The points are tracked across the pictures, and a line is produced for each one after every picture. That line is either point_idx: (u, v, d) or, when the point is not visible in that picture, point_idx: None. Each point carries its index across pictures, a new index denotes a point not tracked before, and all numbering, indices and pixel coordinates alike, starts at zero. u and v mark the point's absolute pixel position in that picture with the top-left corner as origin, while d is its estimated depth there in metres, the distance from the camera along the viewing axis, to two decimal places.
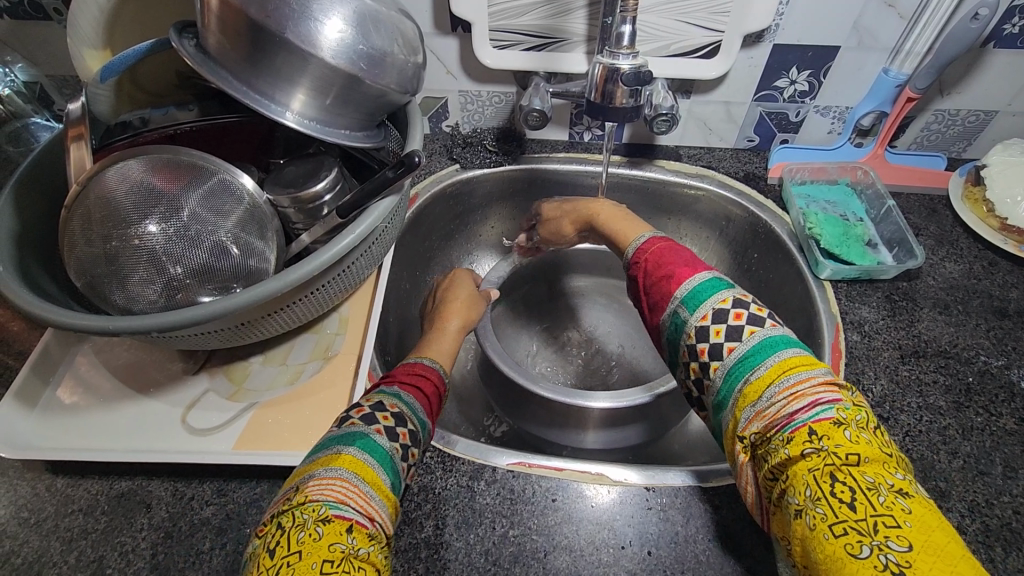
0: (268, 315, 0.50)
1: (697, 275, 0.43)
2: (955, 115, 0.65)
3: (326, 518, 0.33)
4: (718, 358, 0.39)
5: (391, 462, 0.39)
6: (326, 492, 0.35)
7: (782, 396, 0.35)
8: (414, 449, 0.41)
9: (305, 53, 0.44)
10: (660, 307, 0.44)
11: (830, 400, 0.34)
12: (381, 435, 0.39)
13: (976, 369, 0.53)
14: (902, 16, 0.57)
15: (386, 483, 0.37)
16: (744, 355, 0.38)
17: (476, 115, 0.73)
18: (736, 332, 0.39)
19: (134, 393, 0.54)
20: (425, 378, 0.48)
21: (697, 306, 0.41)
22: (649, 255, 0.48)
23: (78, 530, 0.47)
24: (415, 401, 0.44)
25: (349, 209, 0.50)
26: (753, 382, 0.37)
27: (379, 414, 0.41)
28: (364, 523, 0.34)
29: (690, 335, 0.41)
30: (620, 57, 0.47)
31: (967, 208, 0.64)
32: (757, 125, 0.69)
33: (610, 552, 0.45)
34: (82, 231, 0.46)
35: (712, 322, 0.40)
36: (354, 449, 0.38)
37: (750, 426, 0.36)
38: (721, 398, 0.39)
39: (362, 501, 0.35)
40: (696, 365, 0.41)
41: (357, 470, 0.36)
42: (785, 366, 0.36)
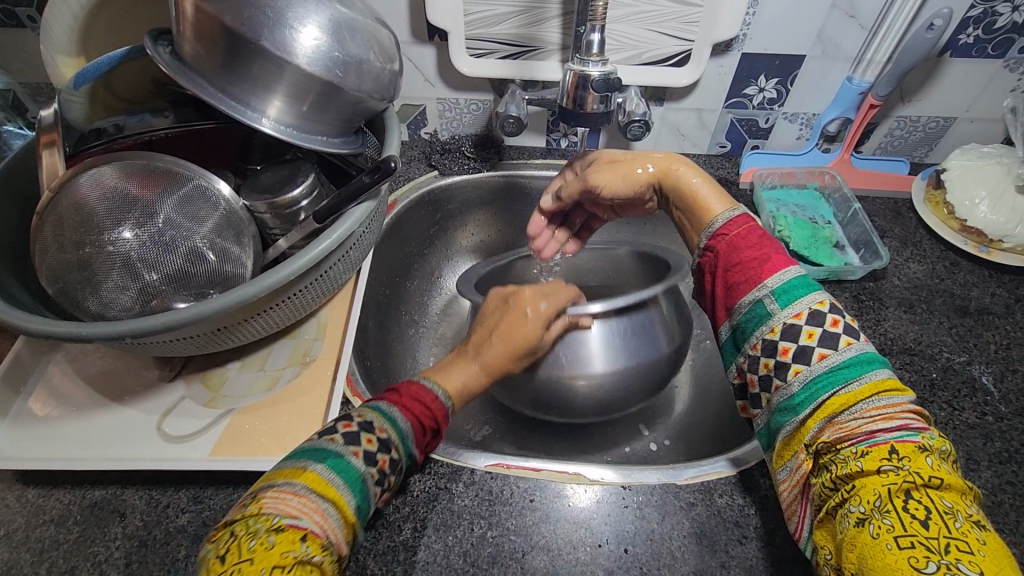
0: (246, 321, 0.50)
1: (791, 268, 0.40)
2: (916, 121, 0.68)
3: (279, 527, 0.30)
4: (803, 362, 0.37)
5: (362, 485, 0.35)
6: (280, 504, 0.31)
7: (870, 414, 0.33)
8: (394, 478, 0.38)
9: (281, 60, 0.45)
10: (742, 289, 0.41)
11: (918, 428, 0.33)
12: (357, 458, 0.36)
13: (939, 365, 0.54)
14: (863, 26, 0.59)
15: (351, 505, 0.34)
16: (839, 365, 0.36)
17: (454, 122, 0.74)
18: (830, 339, 0.37)
19: (109, 401, 0.54)
20: (429, 408, 0.42)
21: (791, 302, 0.39)
22: (734, 233, 0.44)
23: (49, 541, 0.46)
24: (407, 425, 0.39)
25: (326, 214, 0.50)
26: (841, 395, 0.35)
27: (364, 435, 0.37)
28: (321, 536, 0.31)
29: (773, 329, 0.39)
30: (590, 64, 0.47)
31: (930, 211, 0.66)
32: (729, 132, 0.71)
33: (587, 550, 0.45)
34: (54, 237, 0.45)
35: (806, 323, 0.38)
36: (324, 466, 0.34)
37: (821, 435, 0.35)
38: (796, 402, 0.37)
39: (318, 518, 0.32)
40: (771, 362, 0.39)
41: (320, 486, 0.33)
42: (882, 387, 0.34)
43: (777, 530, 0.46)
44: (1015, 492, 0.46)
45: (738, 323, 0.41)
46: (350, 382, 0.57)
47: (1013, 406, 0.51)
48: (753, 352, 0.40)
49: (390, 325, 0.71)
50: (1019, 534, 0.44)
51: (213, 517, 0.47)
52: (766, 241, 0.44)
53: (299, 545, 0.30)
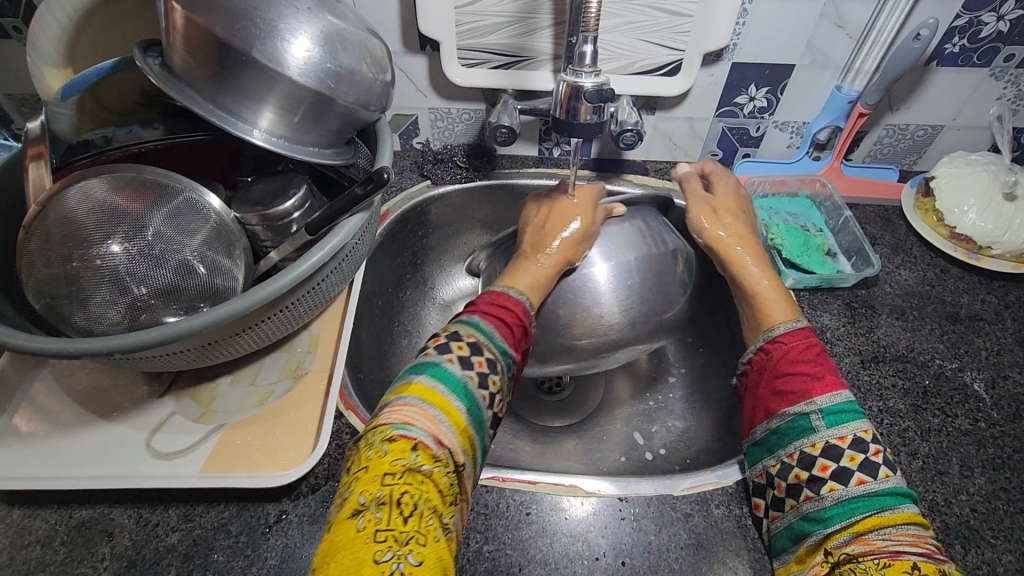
0: (237, 334, 0.50)
1: (842, 392, 0.45)
2: (904, 129, 0.69)
3: (391, 437, 0.36)
4: (841, 481, 0.41)
5: (464, 391, 0.42)
6: (395, 415, 0.38)
7: (898, 538, 0.37)
8: (496, 377, 0.45)
9: (272, 72, 0.44)
10: (790, 398, 0.46)
11: (942, 559, 0.36)
12: (454, 365, 0.43)
13: (932, 372, 0.55)
14: (852, 36, 0.60)
15: (459, 407, 0.41)
16: (873, 493, 0.40)
17: (446, 132, 0.74)
18: (871, 468, 0.41)
19: (97, 417, 0.53)
20: (509, 309, 0.50)
21: (837, 424, 0.43)
22: (789, 344, 0.49)
23: (35, 562, 0.45)
24: (493, 330, 0.48)
25: (318, 226, 0.49)
26: (873, 516, 0.39)
27: (454, 343, 0.45)
28: (431, 446, 0.37)
29: (816, 444, 0.43)
30: (582, 75, 0.46)
31: (919, 218, 0.66)
32: (720, 140, 0.72)
33: (584, 564, 0.45)
34: (41, 251, 0.45)
35: (849, 447, 0.42)
36: (426, 377, 0.42)
37: (846, 545, 0.38)
38: (827, 513, 0.40)
39: (430, 422, 0.38)
40: (805, 474, 0.43)
41: (425, 394, 0.40)
42: (910, 520, 0.38)
43: None
44: (1009, 498, 0.46)
45: (780, 425, 0.46)
46: (343, 395, 0.57)
47: (1005, 412, 0.51)
48: (788, 459, 0.44)
49: (383, 335, 0.71)
50: (1014, 541, 0.44)
51: (204, 535, 0.46)
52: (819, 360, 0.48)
53: (408, 455, 0.35)
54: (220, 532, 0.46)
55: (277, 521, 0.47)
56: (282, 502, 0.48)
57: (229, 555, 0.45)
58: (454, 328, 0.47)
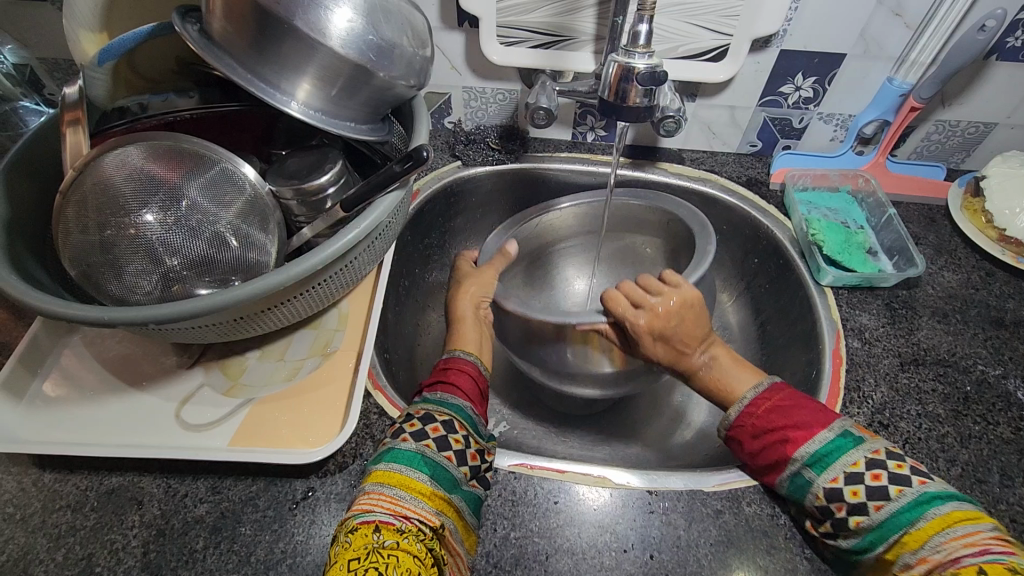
0: (267, 310, 0.49)
1: (825, 432, 0.44)
2: (955, 126, 0.66)
3: (354, 528, 0.37)
4: (881, 499, 0.40)
5: (421, 458, 0.42)
6: (359, 505, 0.39)
7: (947, 544, 0.37)
8: (457, 434, 0.45)
9: (314, 42, 0.43)
10: (774, 466, 0.45)
11: (1003, 552, 0.35)
12: (406, 442, 0.43)
13: (974, 378, 0.53)
14: (909, 25, 0.57)
15: (419, 477, 0.40)
16: (898, 510, 0.39)
17: (479, 112, 0.73)
18: (901, 479, 0.40)
19: (126, 386, 0.53)
20: (464, 375, 0.51)
21: (826, 469, 0.42)
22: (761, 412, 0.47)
23: (66, 527, 0.45)
24: (460, 402, 0.48)
25: (354, 203, 0.48)
26: (914, 532, 0.38)
27: (406, 423, 0.45)
28: (393, 522, 0.37)
29: (819, 496, 0.42)
30: (636, 56, 0.45)
31: (966, 218, 0.64)
32: (761, 130, 0.70)
33: (612, 555, 0.44)
34: (77, 217, 0.44)
35: (845, 484, 0.41)
36: (383, 463, 0.42)
37: (910, 569, 0.38)
38: (869, 544, 0.40)
39: (389, 503, 0.38)
40: (845, 506, 0.41)
41: (388, 478, 0.40)
42: (952, 520, 0.37)
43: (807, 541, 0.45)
44: None
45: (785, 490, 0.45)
46: (371, 374, 0.57)
47: None
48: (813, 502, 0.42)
49: (409, 316, 0.70)
50: None
51: (232, 507, 0.46)
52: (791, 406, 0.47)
53: (371, 536, 0.36)
54: (247, 506, 0.47)
55: (304, 498, 0.47)
56: (310, 479, 0.48)
57: (257, 529, 0.45)
58: (407, 410, 0.47)
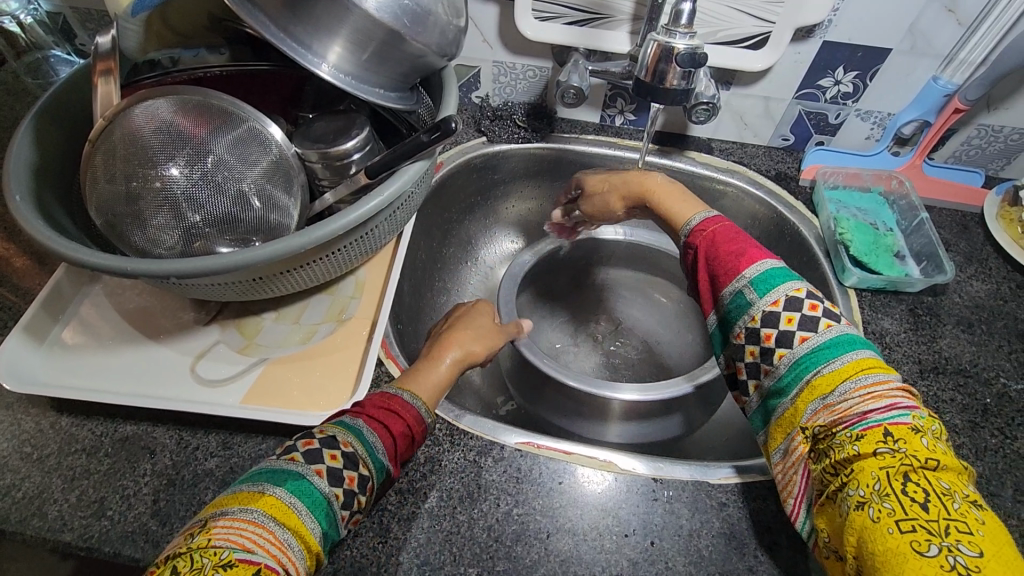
0: (286, 272, 0.49)
1: (769, 261, 0.43)
2: (999, 131, 0.64)
3: (229, 563, 0.30)
4: (786, 346, 0.39)
5: (326, 508, 0.35)
6: (235, 535, 0.31)
7: (856, 394, 0.36)
8: (365, 497, 0.38)
9: (349, 2, 0.43)
10: (722, 280, 0.44)
11: (908, 406, 0.35)
12: (320, 478, 0.36)
13: (995, 391, 0.52)
14: (961, 22, 0.55)
15: (314, 531, 0.34)
16: (818, 346, 0.38)
17: (508, 88, 0.71)
18: (809, 322, 0.40)
19: (143, 338, 0.53)
20: (398, 416, 0.42)
21: (769, 291, 0.41)
22: (716, 228, 0.46)
23: (80, 470, 0.46)
24: (376, 441, 0.39)
25: (379, 170, 0.48)
26: (826, 374, 0.37)
27: (326, 452, 0.37)
28: (275, 572, 0.31)
29: (755, 318, 0.41)
30: (677, 36, 0.44)
31: (1001, 228, 0.62)
32: (795, 124, 0.68)
33: (612, 540, 0.44)
34: (105, 166, 0.45)
35: (783, 309, 0.40)
36: (284, 490, 0.34)
37: (816, 417, 0.37)
38: (783, 384, 0.39)
39: (275, 549, 0.32)
40: (757, 350, 0.41)
41: (284, 516, 0.33)
42: (862, 364, 0.37)
43: None
44: None
45: (725, 311, 0.44)
46: (384, 344, 0.57)
47: None
48: (737, 340, 0.43)
49: (423, 289, 0.71)
50: None
51: (241, 463, 0.47)
52: (740, 234, 0.45)
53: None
54: (256, 463, 0.47)
55: None
56: None
57: None
58: (330, 430, 0.38)
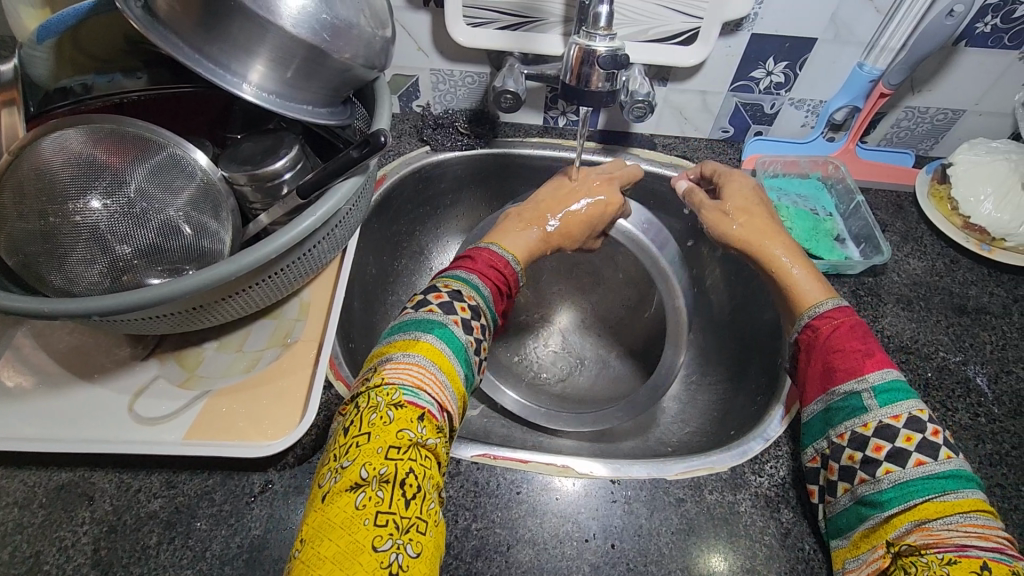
0: (223, 300, 0.48)
1: (894, 371, 0.41)
2: (925, 112, 0.66)
3: (398, 403, 0.35)
4: (896, 463, 0.37)
5: (465, 354, 0.40)
6: (401, 374, 0.36)
7: (962, 526, 0.34)
8: (486, 344, 0.43)
9: (263, 20, 0.41)
10: (840, 375, 0.42)
11: (1015, 556, 0.32)
12: (460, 328, 0.40)
13: (935, 365, 0.54)
14: (879, 10, 0.57)
15: (460, 374, 0.39)
16: (935, 474, 0.36)
17: (448, 95, 0.71)
18: (928, 447, 0.37)
19: (77, 378, 0.51)
20: (504, 275, 0.48)
21: (890, 403, 0.39)
22: (836, 324, 0.44)
23: (13, 524, 0.44)
24: (490, 295, 0.45)
25: (310, 189, 0.47)
26: (935, 501, 0.35)
27: (457, 304, 0.42)
28: (435, 415, 0.36)
29: (868, 424, 0.39)
30: (596, 38, 0.45)
31: (932, 205, 0.64)
32: (732, 116, 0.69)
33: (573, 545, 0.44)
34: (14, 204, 0.42)
35: (904, 426, 0.38)
36: (432, 337, 0.39)
37: (908, 536, 0.35)
38: (882, 497, 0.37)
39: (436, 389, 0.37)
40: (858, 455, 0.39)
41: (438, 359, 0.38)
42: (978, 506, 0.35)
43: (767, 527, 0.45)
44: (1003, 495, 0.46)
45: (831, 405, 0.42)
46: (332, 364, 0.56)
47: (1006, 409, 0.51)
48: (836, 439, 0.41)
49: (376, 303, 0.69)
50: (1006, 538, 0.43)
51: (187, 502, 0.45)
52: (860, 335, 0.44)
53: (414, 425, 0.34)
54: (203, 500, 0.45)
55: (262, 491, 0.46)
56: (267, 473, 0.47)
57: (212, 523, 0.44)
58: (454, 287, 0.44)
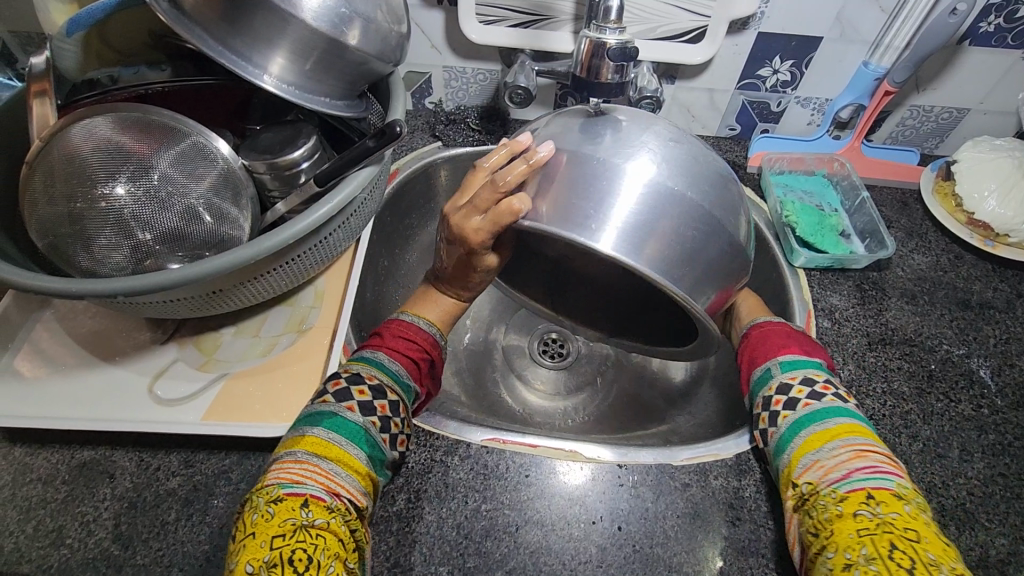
0: (242, 284, 0.49)
1: (802, 353, 0.48)
2: (930, 111, 0.67)
3: (278, 498, 0.36)
4: (790, 408, 0.44)
5: (364, 436, 0.41)
6: (283, 474, 0.37)
7: (844, 453, 0.39)
8: (399, 419, 0.44)
9: (285, 13, 0.43)
10: (759, 359, 0.49)
11: (891, 473, 0.38)
12: (354, 413, 0.41)
13: (939, 357, 0.54)
14: (884, 9, 0.58)
15: (358, 456, 0.40)
16: (817, 410, 0.43)
17: (459, 93, 0.72)
18: (816, 394, 0.44)
19: (99, 360, 0.53)
20: (416, 345, 0.49)
21: (790, 368, 0.47)
22: (765, 328, 0.52)
23: (37, 499, 0.45)
24: (398, 368, 0.46)
25: (327, 178, 0.48)
26: (819, 432, 0.41)
27: (355, 388, 0.43)
28: (323, 498, 0.36)
29: (772, 387, 0.46)
30: (607, 31, 0.46)
31: (937, 202, 0.65)
32: (739, 114, 0.70)
33: (580, 527, 0.45)
34: (44, 188, 0.44)
35: (799, 382, 0.45)
36: (320, 428, 0.40)
37: (806, 474, 0.40)
38: (783, 440, 0.43)
39: (324, 477, 0.37)
40: (766, 415, 0.45)
41: (325, 449, 0.39)
42: (852, 430, 0.41)
43: (772, 512, 0.46)
44: (1006, 483, 0.46)
45: (752, 386, 0.49)
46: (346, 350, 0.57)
47: (1009, 400, 0.51)
48: (756, 410, 0.47)
49: (388, 295, 0.71)
50: (1009, 525, 0.44)
51: (204, 481, 0.47)
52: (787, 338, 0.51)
53: (299, 512, 0.35)
54: (220, 479, 0.47)
55: None
56: None
57: (229, 501, 0.46)
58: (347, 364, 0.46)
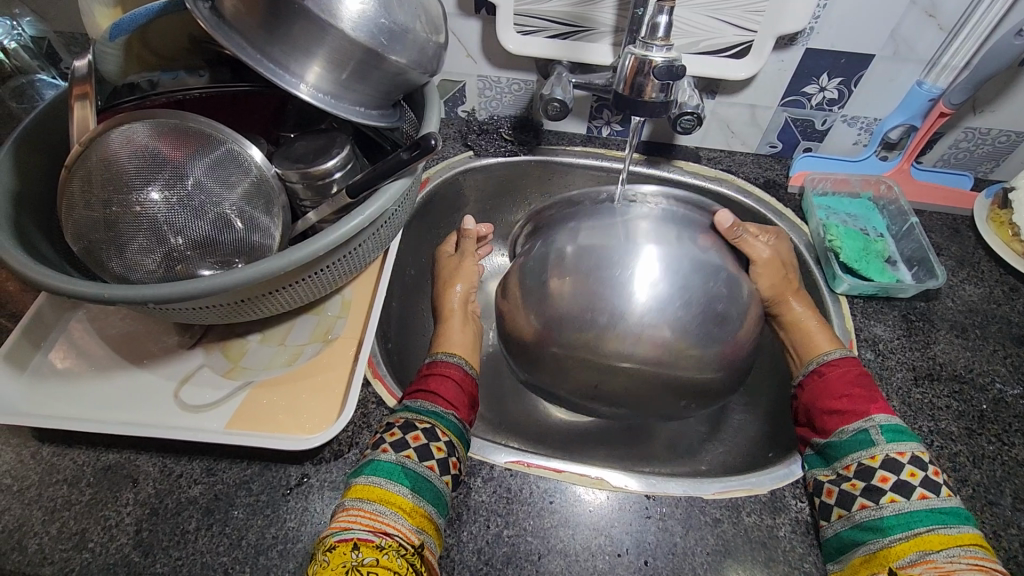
0: (269, 294, 0.49)
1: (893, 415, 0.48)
2: (986, 134, 0.64)
3: (331, 546, 0.37)
4: (902, 493, 0.42)
5: (402, 471, 0.42)
6: (336, 522, 0.39)
7: (965, 560, 0.38)
8: (439, 441, 0.45)
9: (324, 23, 0.42)
10: (848, 413, 0.48)
11: None
12: (387, 453, 0.43)
13: (991, 397, 0.51)
14: (942, 27, 0.55)
15: (400, 490, 0.41)
16: (937, 508, 0.41)
17: (494, 102, 0.71)
18: (931, 484, 0.42)
19: (128, 363, 0.53)
20: (442, 378, 0.52)
21: (896, 441, 0.45)
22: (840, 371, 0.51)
23: (62, 501, 0.45)
24: (427, 404, 0.48)
25: (359, 189, 0.47)
26: (940, 534, 0.39)
27: (387, 432, 0.45)
28: (372, 539, 0.38)
29: (877, 456, 0.45)
30: (653, 49, 0.44)
31: (991, 230, 0.62)
32: (781, 131, 0.68)
33: (605, 559, 0.43)
34: (82, 193, 0.44)
35: (909, 461, 0.44)
36: (364, 475, 0.42)
37: (912, 567, 0.39)
38: (887, 523, 0.41)
39: (368, 519, 0.39)
40: (861, 484, 0.44)
41: (369, 492, 0.40)
42: (974, 541, 0.39)
43: (807, 555, 0.44)
44: None
45: (838, 439, 0.47)
46: (371, 362, 0.56)
47: None
48: (843, 469, 0.46)
49: (414, 305, 0.70)
50: None
51: (226, 491, 0.46)
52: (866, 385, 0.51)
53: (351, 554, 0.36)
54: (241, 490, 0.46)
55: (298, 484, 0.47)
56: (305, 466, 0.48)
57: (249, 512, 0.45)
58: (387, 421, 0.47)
